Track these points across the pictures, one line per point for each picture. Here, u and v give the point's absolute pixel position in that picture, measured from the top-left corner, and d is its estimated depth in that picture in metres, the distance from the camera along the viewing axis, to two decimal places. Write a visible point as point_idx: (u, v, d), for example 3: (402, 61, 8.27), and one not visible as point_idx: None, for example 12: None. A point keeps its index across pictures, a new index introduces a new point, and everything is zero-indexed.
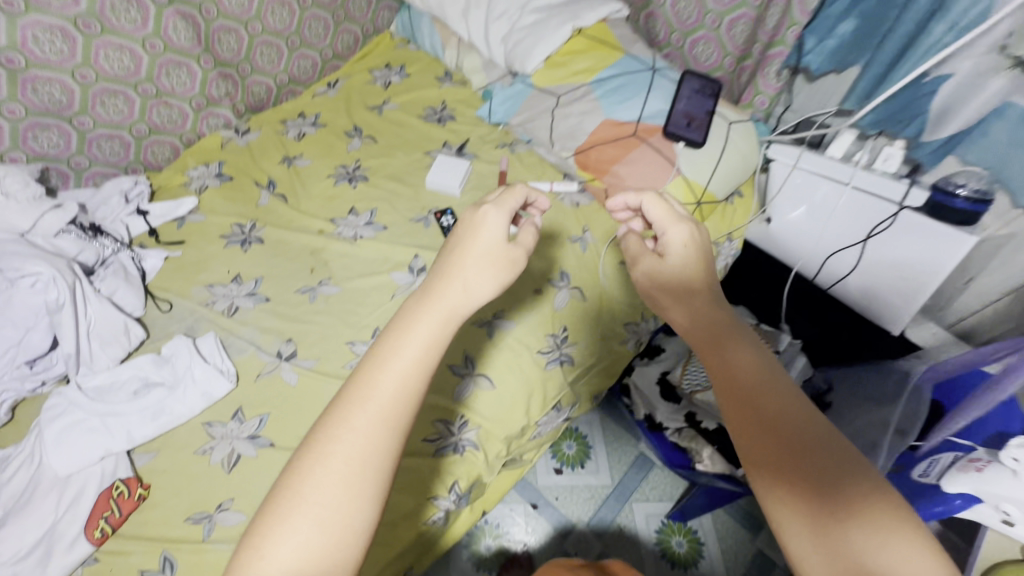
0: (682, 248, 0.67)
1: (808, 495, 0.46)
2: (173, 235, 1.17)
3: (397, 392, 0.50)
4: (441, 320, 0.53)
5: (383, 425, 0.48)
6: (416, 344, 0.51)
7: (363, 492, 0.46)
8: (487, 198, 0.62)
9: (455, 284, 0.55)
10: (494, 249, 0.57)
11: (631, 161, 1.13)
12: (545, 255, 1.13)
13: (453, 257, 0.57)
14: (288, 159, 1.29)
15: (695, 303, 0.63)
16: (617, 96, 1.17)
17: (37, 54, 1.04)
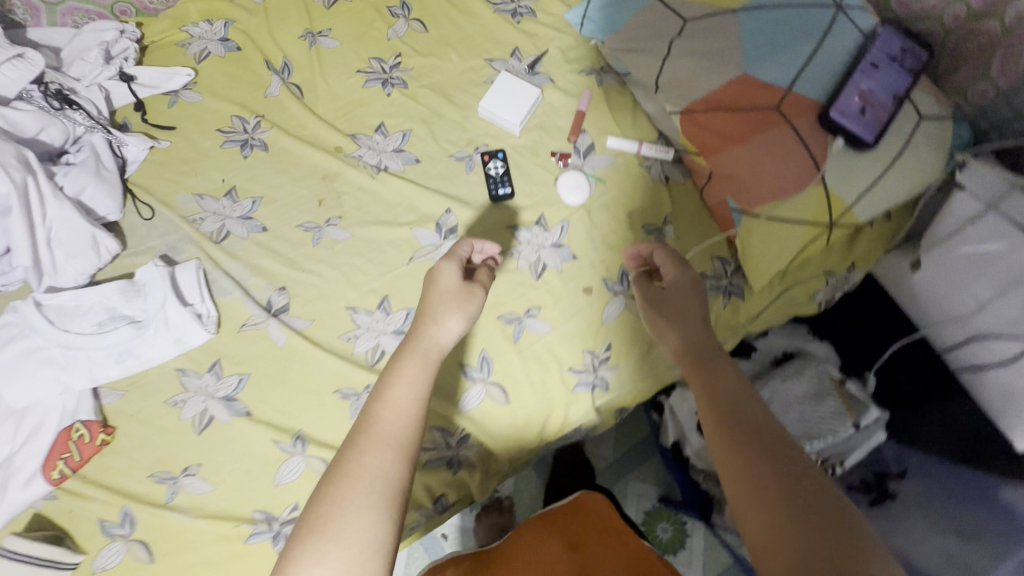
0: (677, 283, 0.70)
1: (787, 507, 0.46)
2: (162, 116, 0.95)
3: (395, 418, 0.57)
4: (415, 353, 0.64)
5: (386, 446, 0.55)
6: (406, 378, 0.61)
7: (374, 508, 0.52)
8: (443, 253, 0.74)
9: (428, 317, 0.67)
10: (454, 289, 0.70)
11: (761, 144, 0.80)
12: (606, 246, 0.90)
13: (425, 303, 0.68)
14: (310, 34, 0.99)
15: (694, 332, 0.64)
16: (769, 39, 0.79)
17: None
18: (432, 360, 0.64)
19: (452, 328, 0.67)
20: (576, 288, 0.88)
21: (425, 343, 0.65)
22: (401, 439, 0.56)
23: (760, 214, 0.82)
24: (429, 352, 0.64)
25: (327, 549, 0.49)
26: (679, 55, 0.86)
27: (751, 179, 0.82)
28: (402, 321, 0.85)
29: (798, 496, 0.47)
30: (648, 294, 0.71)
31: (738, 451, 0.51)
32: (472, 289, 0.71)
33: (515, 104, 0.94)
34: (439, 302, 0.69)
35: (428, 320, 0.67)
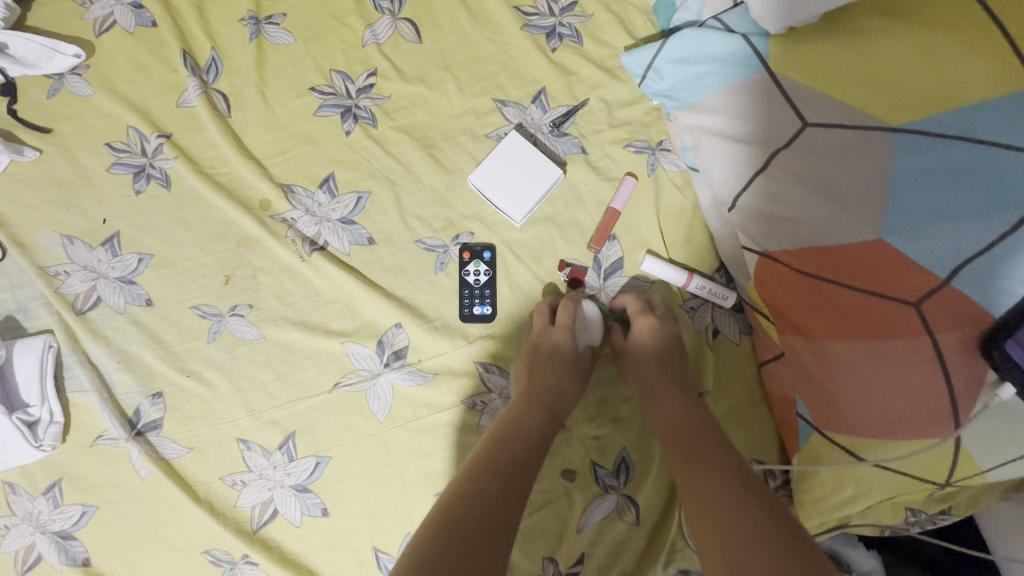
0: (647, 325, 0.62)
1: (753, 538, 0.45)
2: (36, 110, 0.68)
3: (507, 455, 0.54)
4: (530, 396, 0.59)
5: (491, 476, 0.51)
6: (519, 425, 0.56)
7: (486, 548, 0.47)
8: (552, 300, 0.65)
9: (546, 368, 0.60)
10: (566, 353, 0.61)
11: (877, 353, 0.51)
12: (608, 415, 0.64)
13: (529, 358, 0.61)
14: (254, 19, 0.69)
15: (658, 367, 0.61)
16: (937, 189, 0.47)
17: None
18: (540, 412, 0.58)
19: (569, 387, 0.61)
20: (553, 470, 0.63)
21: (537, 389, 0.59)
22: (501, 471, 0.52)
23: (841, 443, 0.56)
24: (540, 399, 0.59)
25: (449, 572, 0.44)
26: (777, 175, 0.56)
27: (846, 397, 0.54)
28: (308, 472, 0.62)
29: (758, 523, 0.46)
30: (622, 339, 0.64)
31: (697, 491, 0.51)
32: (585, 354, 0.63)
33: (522, 183, 0.65)
34: (549, 360, 0.61)
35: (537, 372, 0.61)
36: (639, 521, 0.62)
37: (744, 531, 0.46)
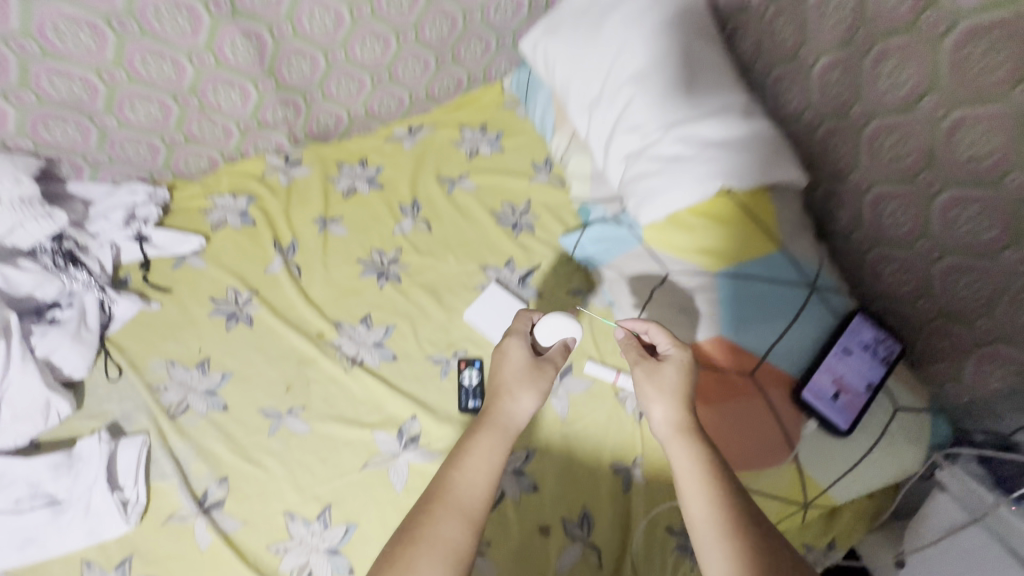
0: (679, 360, 0.66)
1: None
2: (163, 277, 0.99)
3: (466, 490, 0.53)
4: (491, 427, 0.58)
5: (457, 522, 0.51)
6: (480, 448, 0.56)
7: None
8: (511, 329, 0.69)
9: (505, 395, 0.61)
10: (525, 366, 0.64)
11: (738, 409, 0.78)
12: (571, 479, 0.85)
13: (497, 379, 0.63)
14: (322, 220, 1.06)
15: (679, 406, 0.62)
16: (746, 305, 0.82)
17: (57, 46, 0.82)
18: (509, 435, 0.59)
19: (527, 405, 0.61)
20: (533, 525, 0.82)
21: (503, 415, 0.60)
22: (477, 513, 0.52)
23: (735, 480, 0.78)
24: (507, 426, 0.59)
25: None
26: (657, 302, 0.89)
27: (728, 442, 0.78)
28: (339, 537, 0.79)
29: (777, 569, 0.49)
30: (650, 365, 0.66)
31: (719, 529, 0.53)
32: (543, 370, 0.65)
33: (501, 316, 0.97)
34: (512, 381, 0.62)
35: (502, 395, 0.62)
36: (603, 563, 0.80)
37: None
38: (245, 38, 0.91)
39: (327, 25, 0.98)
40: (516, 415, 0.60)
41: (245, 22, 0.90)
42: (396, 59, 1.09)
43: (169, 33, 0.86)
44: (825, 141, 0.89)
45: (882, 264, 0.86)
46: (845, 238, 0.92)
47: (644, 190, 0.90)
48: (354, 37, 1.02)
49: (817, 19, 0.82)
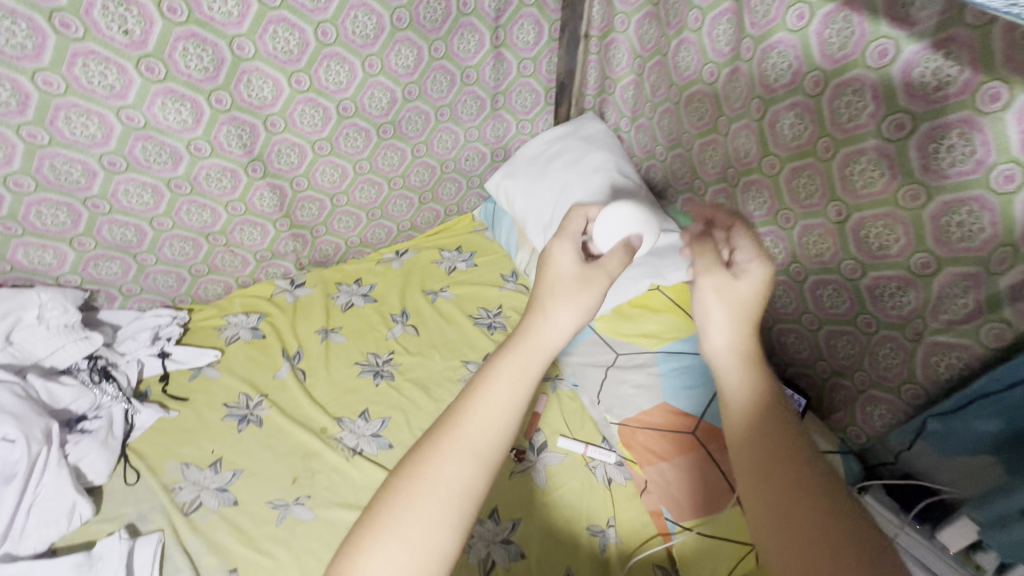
0: (758, 276, 0.61)
1: (793, 507, 0.47)
2: (181, 388, 1.12)
3: (477, 421, 0.53)
4: (514, 354, 0.57)
5: (464, 458, 0.51)
6: (500, 379, 0.55)
7: (439, 513, 0.49)
8: (557, 234, 0.68)
9: (536, 318, 0.59)
10: (567, 279, 0.62)
11: (684, 463, 0.94)
12: (554, 545, 0.96)
13: (539, 289, 0.62)
14: (324, 330, 1.24)
15: (746, 324, 0.60)
16: (682, 376, 1.01)
17: (123, 205, 1.02)
18: (537, 364, 0.57)
19: (562, 323, 0.59)
20: None
21: (537, 338, 0.58)
22: (486, 454, 0.52)
23: (692, 528, 0.91)
24: (536, 352, 0.57)
25: (396, 537, 0.48)
26: (613, 379, 1.07)
27: (682, 493, 0.93)
28: None
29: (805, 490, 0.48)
30: (716, 277, 0.62)
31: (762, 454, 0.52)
32: (591, 279, 0.63)
33: None
34: (553, 296, 0.61)
35: (536, 317, 0.60)
36: None
37: (798, 528, 0.46)
38: (272, 192, 1.15)
39: (336, 179, 1.23)
40: (553, 337, 0.59)
41: (274, 180, 1.13)
42: (386, 199, 1.35)
43: (214, 191, 1.08)
44: None
45: (784, 335, 1.08)
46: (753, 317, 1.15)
47: None
48: (356, 186, 1.27)
49: (701, 164, 1.14)
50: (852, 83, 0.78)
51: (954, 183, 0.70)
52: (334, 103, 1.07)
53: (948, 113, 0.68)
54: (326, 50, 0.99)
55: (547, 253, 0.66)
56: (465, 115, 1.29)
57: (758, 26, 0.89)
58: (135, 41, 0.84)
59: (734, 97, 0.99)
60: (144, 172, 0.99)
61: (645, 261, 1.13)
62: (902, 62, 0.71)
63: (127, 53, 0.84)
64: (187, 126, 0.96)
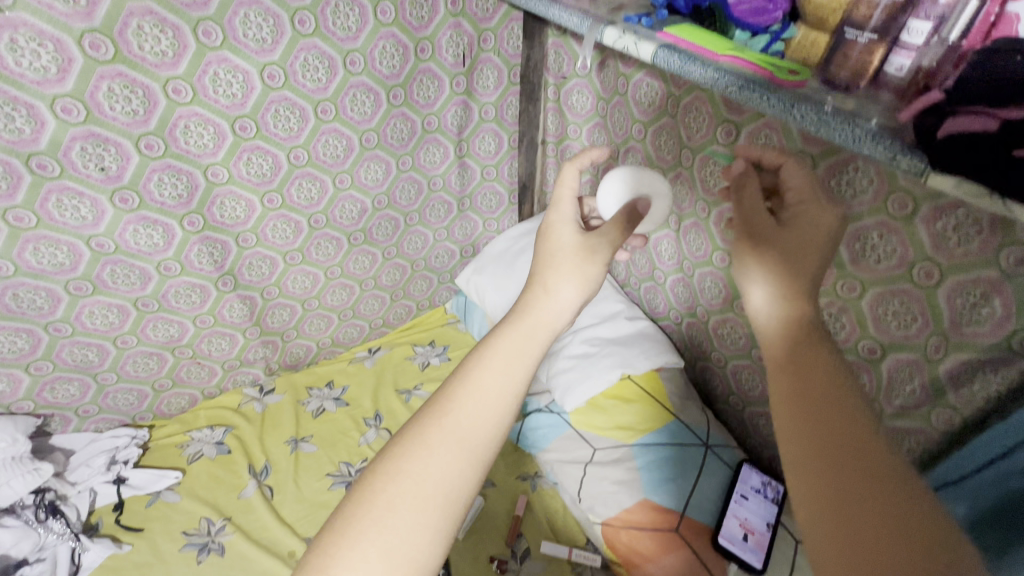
0: (802, 231, 0.54)
1: (852, 531, 0.40)
2: (136, 516, 1.05)
3: (472, 405, 0.54)
4: (512, 335, 0.59)
5: (454, 445, 0.52)
6: (496, 360, 0.57)
7: (427, 504, 0.50)
8: (559, 203, 0.70)
9: (539, 296, 0.62)
10: (565, 253, 0.64)
11: (670, 563, 0.93)
12: None
13: (545, 263, 0.64)
14: (294, 440, 1.20)
15: (789, 274, 0.52)
16: (661, 469, 1.01)
17: (86, 326, 1.00)
18: (534, 346, 0.59)
19: (564, 298, 0.62)
20: None
21: (534, 317, 0.60)
22: (477, 446, 0.53)
23: None
24: (532, 333, 0.60)
25: (374, 533, 0.48)
26: (592, 476, 1.05)
27: None
28: None
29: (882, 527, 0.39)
30: (755, 231, 0.55)
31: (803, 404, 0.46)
32: (595, 249, 0.64)
33: None
34: (555, 268, 0.63)
35: (537, 292, 0.62)
36: None
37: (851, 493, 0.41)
38: (242, 302, 1.15)
39: (307, 285, 1.24)
40: (549, 314, 0.61)
41: (244, 291, 1.14)
42: (358, 300, 1.36)
43: (182, 306, 1.08)
44: (689, 330, 1.22)
45: (757, 418, 1.12)
46: (725, 401, 1.19)
47: (567, 380, 1.16)
48: (327, 289, 1.29)
49: (658, 256, 1.22)
50: None
51: (884, 278, 0.76)
52: (305, 217, 1.11)
53: (865, 217, 0.76)
54: (298, 171, 1.04)
55: (548, 222, 0.69)
56: (433, 218, 1.35)
57: (694, 140, 0.98)
58: (111, 176, 0.85)
59: (681, 199, 1.07)
60: (111, 293, 0.98)
61: (615, 351, 1.17)
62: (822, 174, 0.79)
63: (103, 187, 0.86)
64: (158, 249, 0.97)
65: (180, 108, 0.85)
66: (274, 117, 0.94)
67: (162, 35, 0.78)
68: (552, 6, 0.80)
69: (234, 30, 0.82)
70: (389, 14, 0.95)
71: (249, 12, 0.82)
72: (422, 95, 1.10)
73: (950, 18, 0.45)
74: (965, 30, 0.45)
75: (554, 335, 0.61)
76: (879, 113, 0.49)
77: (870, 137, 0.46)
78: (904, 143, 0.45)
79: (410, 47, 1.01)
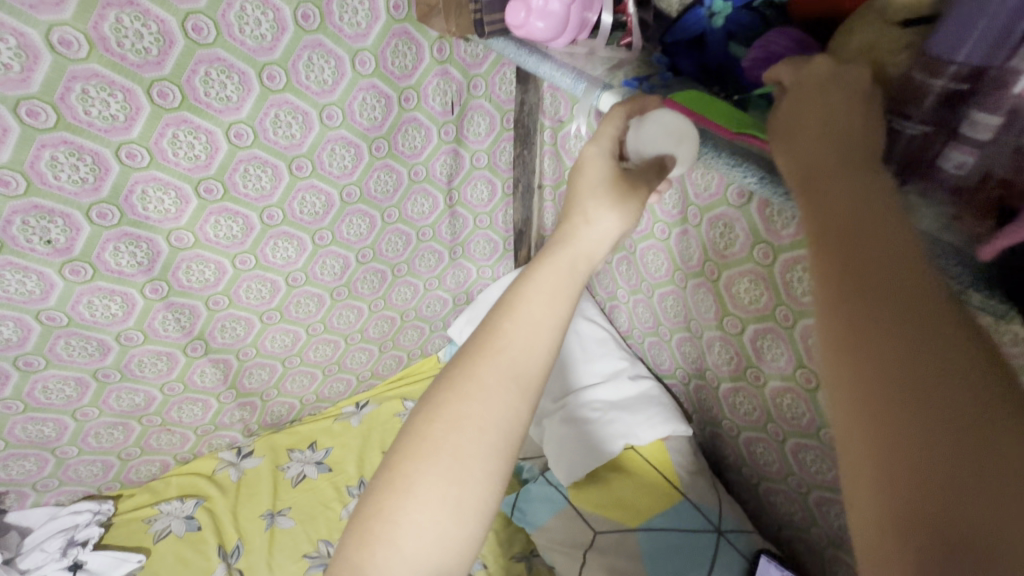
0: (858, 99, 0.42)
1: (898, 434, 0.30)
2: None
3: (519, 344, 0.47)
4: (555, 265, 0.51)
5: (507, 379, 0.46)
6: (542, 288, 0.50)
7: (483, 443, 0.45)
8: (597, 128, 0.56)
9: (585, 216, 0.53)
10: (608, 185, 0.53)
11: None
12: None
13: (578, 194, 0.55)
14: (270, 514, 1.13)
15: (812, 141, 0.41)
16: (669, 560, 0.92)
17: (40, 401, 0.92)
18: (582, 273, 0.52)
19: (609, 225, 0.53)
20: None
21: (577, 249, 0.52)
22: (535, 384, 0.47)
23: None
24: (576, 263, 0.52)
25: (439, 484, 0.44)
26: (592, 564, 0.97)
27: None
28: None
29: (926, 450, 0.29)
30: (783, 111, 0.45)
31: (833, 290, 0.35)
32: (640, 181, 0.53)
33: None
34: (602, 195, 0.53)
35: (576, 221, 0.54)
36: None
37: (890, 390, 0.31)
38: (214, 366, 1.07)
39: (287, 342, 1.15)
40: (594, 243, 0.53)
41: (216, 354, 1.06)
42: (343, 354, 1.26)
43: (147, 374, 1.00)
44: (697, 393, 1.13)
45: (772, 494, 1.02)
46: (738, 471, 1.10)
47: (567, 445, 1.07)
48: (310, 345, 1.19)
49: (663, 312, 1.12)
50: (800, 262, 0.76)
51: None
52: (282, 276, 1.03)
53: None
54: (273, 230, 0.96)
55: (582, 155, 0.56)
56: (422, 268, 1.25)
57: (702, 197, 0.89)
58: (60, 248, 0.78)
59: (689, 256, 0.98)
60: (67, 366, 0.90)
61: (617, 416, 1.08)
62: None
63: (51, 260, 0.78)
64: (117, 319, 0.89)
65: (135, 173, 0.77)
66: (243, 177, 0.86)
67: (111, 98, 0.70)
68: (543, 63, 0.72)
69: (194, 89, 0.75)
70: (369, 65, 0.87)
71: (210, 69, 0.75)
72: (407, 145, 1.01)
73: None
74: None
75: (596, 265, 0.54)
76: (931, 223, 0.42)
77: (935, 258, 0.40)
78: None
79: (394, 97, 0.93)
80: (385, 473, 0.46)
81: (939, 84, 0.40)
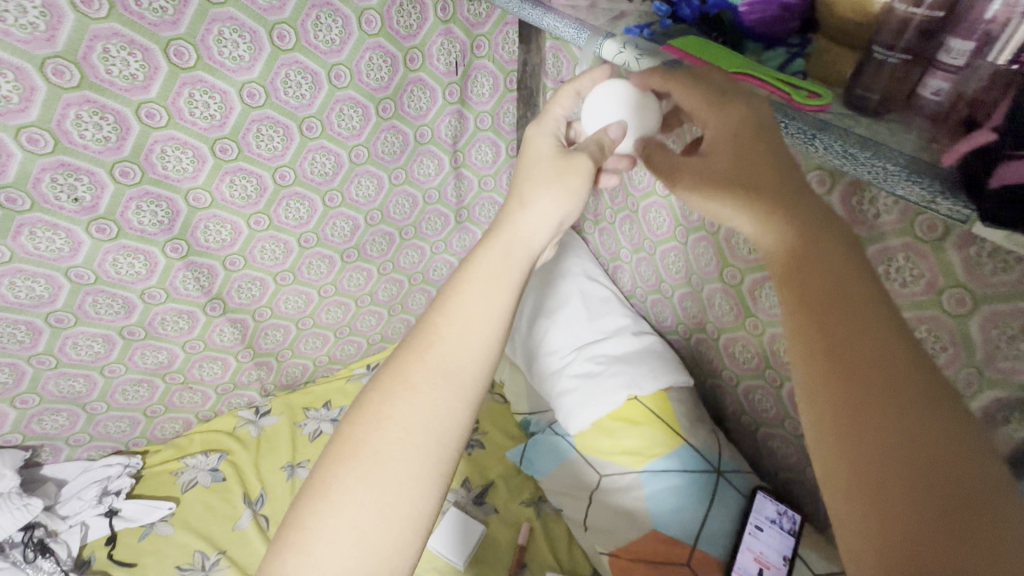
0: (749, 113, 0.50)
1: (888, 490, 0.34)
2: (131, 550, 1.06)
3: (465, 319, 0.50)
4: (503, 256, 0.53)
5: (438, 378, 0.48)
6: (481, 277, 0.52)
7: (406, 443, 0.46)
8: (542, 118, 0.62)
9: (517, 210, 0.56)
10: (549, 163, 0.58)
11: None
12: None
13: (519, 183, 0.58)
14: (290, 466, 1.20)
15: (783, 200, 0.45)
16: (672, 498, 0.98)
17: (70, 357, 0.96)
18: (515, 262, 0.54)
19: (545, 208, 0.55)
20: None
21: (512, 234, 0.55)
22: (465, 384, 0.49)
23: None
24: (510, 255, 0.54)
25: (355, 486, 0.45)
26: (600, 504, 1.04)
27: None
28: None
29: (920, 509, 0.33)
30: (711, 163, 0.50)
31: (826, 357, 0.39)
32: (577, 161, 0.57)
33: (460, 540, 1.08)
34: (541, 177, 0.57)
35: (514, 206, 0.56)
36: None
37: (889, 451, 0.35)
38: (232, 326, 1.12)
39: (300, 304, 1.19)
40: (530, 228, 0.55)
41: (234, 314, 1.11)
42: (354, 316, 1.31)
43: (169, 333, 1.04)
44: (697, 346, 1.17)
45: (770, 439, 1.07)
46: (736, 420, 1.15)
47: (574, 400, 1.11)
48: (322, 308, 1.23)
49: (664, 268, 1.15)
50: None
51: (909, 303, 0.70)
52: (295, 237, 1.06)
53: (889, 239, 0.69)
54: (285, 191, 0.99)
55: (529, 136, 0.62)
56: (429, 232, 1.29)
57: None
58: (85, 206, 0.81)
59: (689, 211, 1.01)
60: (94, 324, 0.95)
61: (624, 369, 1.11)
62: (841, 193, 0.72)
63: (78, 218, 0.82)
64: (140, 277, 0.93)
65: (155, 132, 0.80)
66: (256, 137, 0.89)
67: (131, 57, 0.73)
68: (546, 16, 0.74)
69: (208, 48, 0.78)
70: (375, 24, 0.89)
71: (223, 28, 0.77)
72: (413, 106, 1.04)
73: (998, 37, 0.41)
74: (1018, 52, 0.40)
75: (536, 253, 0.56)
76: (913, 144, 0.45)
77: (903, 174, 0.43)
78: (943, 182, 0.42)
79: (399, 57, 0.96)
80: (309, 484, 0.47)
81: (919, 13, 0.43)
